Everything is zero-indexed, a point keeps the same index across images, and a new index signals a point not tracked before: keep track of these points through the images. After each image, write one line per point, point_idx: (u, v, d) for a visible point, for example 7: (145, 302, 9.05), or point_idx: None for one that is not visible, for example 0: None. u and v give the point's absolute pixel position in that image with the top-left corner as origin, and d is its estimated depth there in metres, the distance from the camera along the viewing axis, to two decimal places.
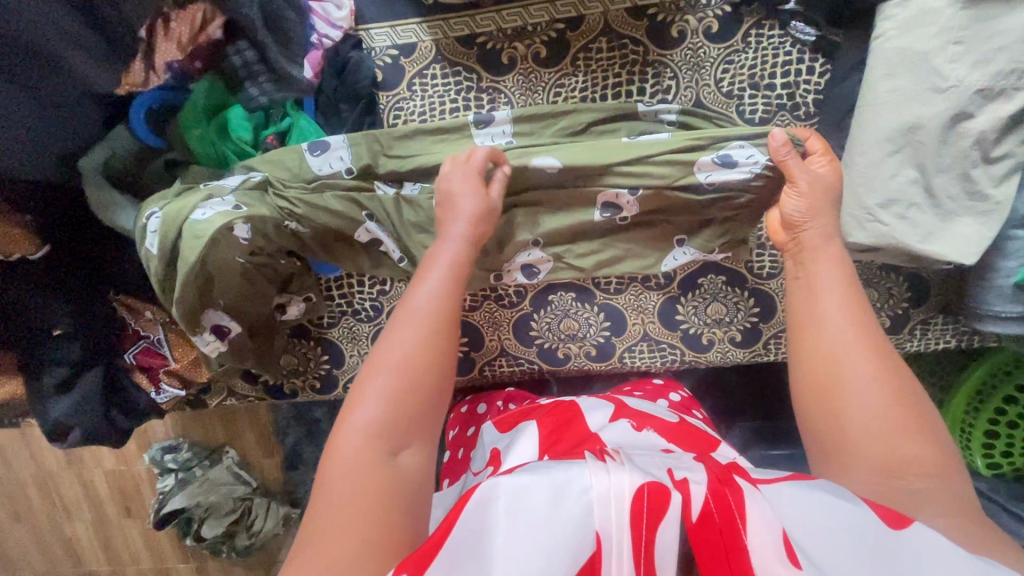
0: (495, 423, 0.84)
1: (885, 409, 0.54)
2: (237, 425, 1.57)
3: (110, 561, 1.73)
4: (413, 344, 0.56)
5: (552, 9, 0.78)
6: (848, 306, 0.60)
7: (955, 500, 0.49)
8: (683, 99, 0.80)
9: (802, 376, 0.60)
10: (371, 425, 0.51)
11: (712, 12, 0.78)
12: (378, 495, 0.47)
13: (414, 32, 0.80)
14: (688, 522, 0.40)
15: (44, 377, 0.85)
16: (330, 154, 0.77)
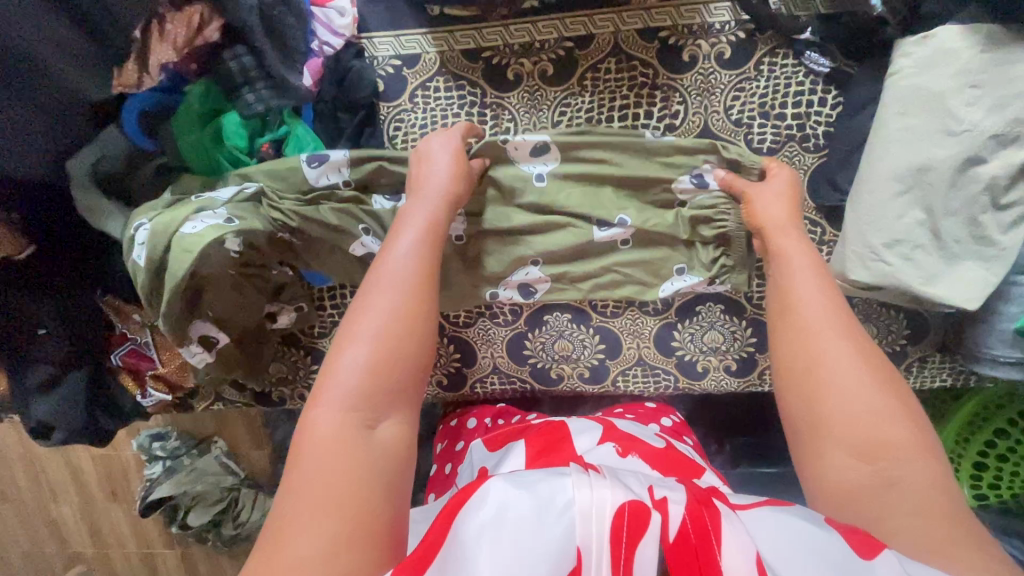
0: (483, 441, 0.83)
1: (862, 398, 0.52)
2: (226, 419, 1.56)
3: (96, 545, 1.73)
4: (394, 312, 0.55)
5: (561, 26, 0.76)
6: (824, 290, 0.60)
7: (943, 488, 0.46)
8: (691, 125, 0.78)
9: (781, 362, 0.59)
10: (349, 392, 0.50)
11: (726, 37, 0.75)
12: (355, 469, 0.45)
13: (419, 43, 0.78)
14: (667, 541, 0.39)
15: (27, 376, 0.83)
16: (328, 166, 0.75)
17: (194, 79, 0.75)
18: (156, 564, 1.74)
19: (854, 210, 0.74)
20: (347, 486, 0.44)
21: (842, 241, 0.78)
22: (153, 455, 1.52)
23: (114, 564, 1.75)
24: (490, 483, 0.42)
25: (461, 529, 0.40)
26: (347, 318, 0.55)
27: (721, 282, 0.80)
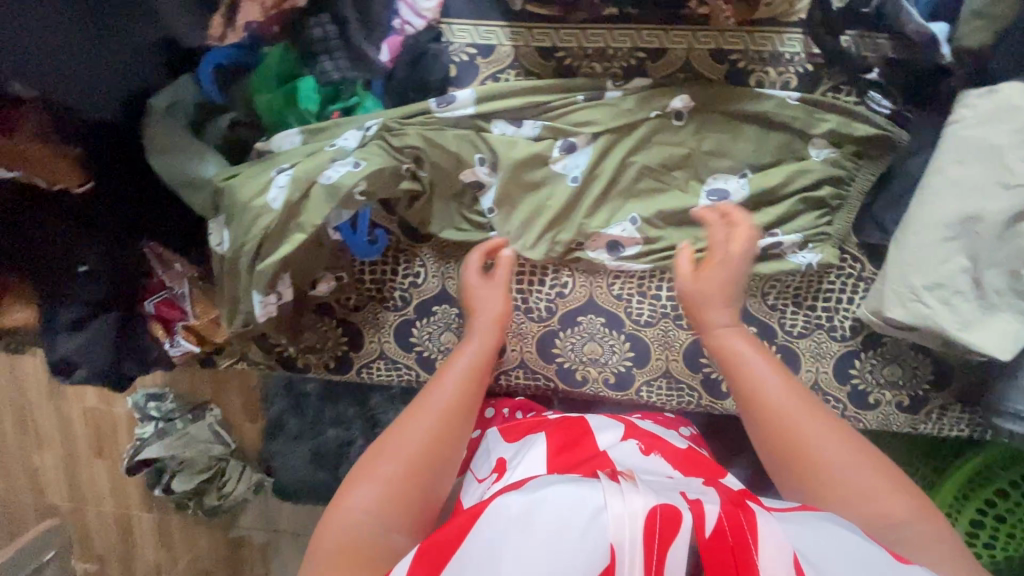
0: (500, 430, 0.82)
1: (859, 489, 0.57)
2: (227, 385, 1.54)
3: (72, 503, 1.70)
4: (458, 392, 0.68)
5: (637, 37, 0.78)
6: (788, 377, 0.66)
7: (946, 541, 0.54)
8: (746, 146, 0.79)
9: (767, 442, 0.63)
10: (405, 447, 0.61)
11: (794, 68, 0.78)
12: (410, 488, 0.59)
13: (496, 34, 0.79)
14: (702, 539, 0.44)
15: (60, 314, 0.86)
16: (455, 108, 0.78)
17: (273, 41, 0.76)
18: (130, 528, 1.70)
19: (897, 249, 0.75)
20: (397, 506, 0.57)
21: (881, 278, 0.79)
22: (147, 414, 1.50)
23: (85, 524, 1.71)
24: (515, 494, 0.47)
25: (484, 535, 0.45)
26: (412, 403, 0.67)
27: (812, 248, 0.81)
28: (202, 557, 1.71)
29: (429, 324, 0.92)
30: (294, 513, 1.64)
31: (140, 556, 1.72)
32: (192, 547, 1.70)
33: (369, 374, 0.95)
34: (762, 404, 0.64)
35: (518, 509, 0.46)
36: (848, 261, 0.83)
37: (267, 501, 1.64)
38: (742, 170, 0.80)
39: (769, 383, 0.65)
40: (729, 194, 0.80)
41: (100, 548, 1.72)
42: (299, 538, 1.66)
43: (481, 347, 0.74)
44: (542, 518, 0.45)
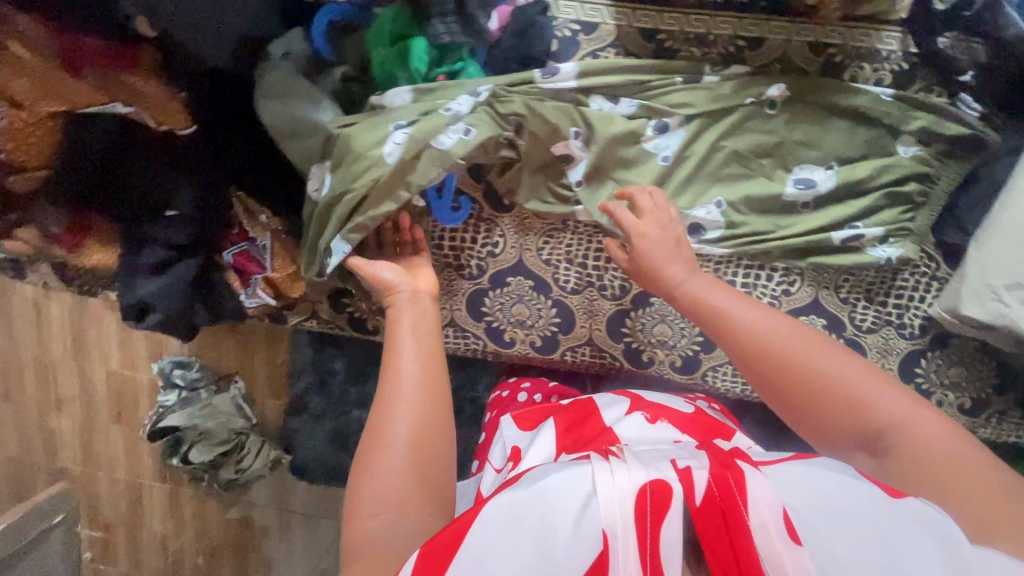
0: (514, 419, 0.84)
1: (835, 387, 0.59)
2: (251, 359, 1.48)
3: (82, 469, 1.61)
4: (420, 370, 0.67)
5: (738, 25, 0.80)
6: (766, 309, 0.66)
7: (952, 434, 0.55)
8: (835, 138, 0.81)
9: (752, 367, 0.64)
10: (387, 443, 0.61)
11: (890, 65, 0.80)
12: (408, 482, 0.58)
13: (600, 12, 0.81)
14: (693, 506, 0.46)
15: (141, 256, 0.88)
16: (557, 80, 0.80)
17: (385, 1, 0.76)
18: (139, 499, 1.61)
19: (979, 249, 0.77)
20: (401, 507, 0.57)
21: (958, 278, 0.81)
22: (171, 381, 1.45)
23: (96, 492, 1.62)
24: (506, 491, 0.49)
25: (479, 534, 0.46)
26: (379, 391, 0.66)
27: (892, 243, 0.83)
28: (210, 536, 1.61)
29: (502, 295, 0.94)
30: (308, 494, 1.55)
31: (147, 528, 1.63)
32: (201, 525, 1.60)
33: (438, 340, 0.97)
34: (732, 339, 0.66)
35: (511, 504, 0.48)
36: (923, 259, 0.85)
37: (282, 480, 1.56)
38: (829, 162, 0.82)
39: (739, 316, 0.66)
40: (816, 184, 0.82)
41: (108, 517, 1.63)
42: (312, 519, 1.57)
43: (419, 320, 0.74)
44: (532, 511, 0.47)
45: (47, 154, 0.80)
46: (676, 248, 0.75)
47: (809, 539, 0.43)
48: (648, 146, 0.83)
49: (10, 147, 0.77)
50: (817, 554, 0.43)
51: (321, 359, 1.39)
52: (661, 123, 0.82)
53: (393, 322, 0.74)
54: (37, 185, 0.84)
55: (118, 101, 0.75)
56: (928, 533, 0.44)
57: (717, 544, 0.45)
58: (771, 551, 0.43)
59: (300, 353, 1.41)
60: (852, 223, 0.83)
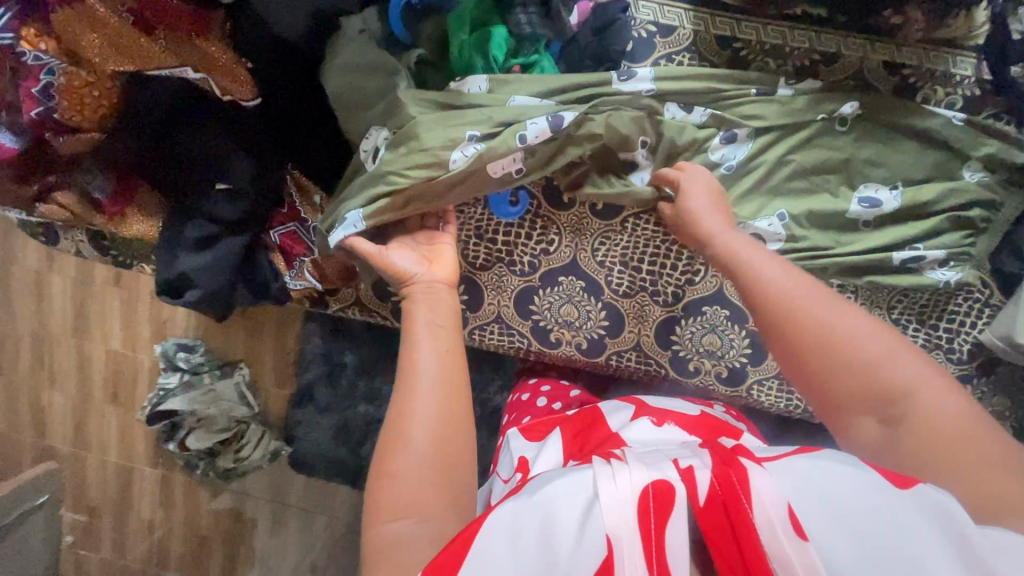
0: (521, 430, 0.81)
1: (852, 348, 0.54)
2: (262, 346, 1.40)
3: (71, 449, 1.50)
4: (439, 372, 0.65)
5: (815, 39, 0.82)
6: (787, 265, 0.64)
7: (979, 426, 0.49)
8: (902, 158, 0.82)
9: (766, 315, 0.60)
10: (406, 446, 0.59)
11: (963, 90, 0.81)
12: (428, 488, 0.56)
13: (679, 17, 0.83)
14: (697, 506, 0.44)
15: (185, 231, 0.84)
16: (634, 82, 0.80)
17: None
18: (129, 484, 1.49)
19: None
20: (418, 513, 0.54)
21: (1014, 304, 0.81)
22: (173, 364, 1.37)
23: (84, 475, 1.50)
24: (509, 501, 0.47)
25: (483, 547, 0.44)
26: (397, 389, 0.64)
27: (951, 267, 0.83)
28: (201, 530, 1.49)
29: (552, 293, 0.92)
30: (306, 489, 1.45)
31: (134, 515, 1.51)
32: (192, 517, 1.49)
33: (480, 335, 0.94)
34: (747, 287, 0.64)
35: (512, 515, 0.46)
36: (978, 285, 0.85)
37: (282, 473, 1.45)
38: (894, 182, 0.82)
39: (762, 268, 0.64)
40: (881, 203, 0.82)
41: (93, 501, 1.51)
42: (308, 516, 1.46)
43: (435, 319, 0.70)
44: (531, 519, 0.45)
45: (99, 116, 0.77)
46: (710, 213, 0.73)
47: (814, 533, 0.40)
48: (714, 157, 0.82)
49: (65, 105, 0.74)
50: (822, 550, 0.40)
51: (334, 351, 1.31)
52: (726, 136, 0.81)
53: (407, 316, 0.71)
54: (83, 148, 0.80)
55: (187, 67, 0.73)
56: (935, 524, 0.40)
57: (723, 543, 0.42)
58: (775, 549, 0.40)
59: (312, 342, 1.32)
60: (912, 243, 0.83)
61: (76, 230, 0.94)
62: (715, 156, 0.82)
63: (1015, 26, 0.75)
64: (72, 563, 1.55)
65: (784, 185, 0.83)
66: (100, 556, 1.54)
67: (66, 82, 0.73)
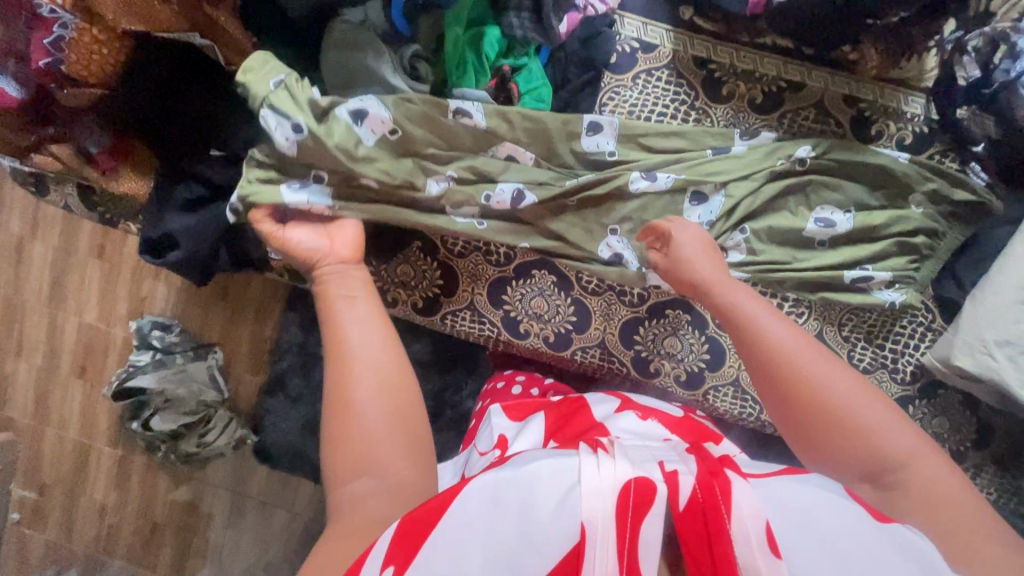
0: (503, 407, 0.85)
1: (852, 416, 0.59)
2: (238, 332, 1.40)
3: (31, 422, 1.47)
4: (374, 337, 0.67)
5: (783, 68, 0.89)
6: (787, 324, 0.67)
7: (956, 490, 0.55)
8: (857, 184, 0.88)
9: (765, 376, 0.64)
10: (354, 412, 0.61)
11: (913, 126, 0.89)
12: (379, 448, 0.59)
13: (661, 36, 0.90)
14: (676, 510, 0.46)
15: (174, 194, 0.88)
16: (600, 136, 0.86)
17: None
18: (86, 463, 1.46)
19: (974, 305, 0.83)
20: (376, 471, 0.58)
21: (952, 330, 0.86)
22: (147, 342, 1.36)
23: (41, 450, 1.47)
24: (490, 474, 0.49)
25: (459, 515, 0.47)
26: (330, 360, 0.65)
27: (897, 288, 0.88)
28: (155, 516, 1.45)
29: (524, 286, 0.96)
30: (268, 479, 1.43)
31: (87, 496, 1.47)
32: (147, 502, 1.45)
33: (452, 321, 0.97)
34: (753, 347, 0.66)
35: (493, 487, 0.48)
36: (922, 308, 0.91)
37: (245, 461, 1.43)
38: (848, 207, 0.88)
39: (769, 330, 0.66)
40: (835, 224, 0.88)
41: (47, 478, 1.47)
42: (266, 508, 1.44)
43: (344, 289, 0.72)
44: (512, 497, 0.47)
45: (105, 74, 0.80)
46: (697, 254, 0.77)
47: (789, 552, 0.43)
48: (690, 220, 0.88)
49: (73, 58, 0.77)
50: (795, 568, 0.42)
51: (311, 341, 1.34)
52: (697, 194, 0.87)
53: (320, 294, 0.71)
54: (84, 103, 0.83)
55: (195, 33, 0.77)
56: (907, 559, 0.45)
57: (697, 551, 0.44)
58: (749, 563, 0.42)
59: (289, 332, 1.34)
60: (862, 264, 0.88)
61: (66, 183, 0.97)
62: (690, 217, 0.87)
63: (960, 73, 0.83)
64: (17, 543, 1.50)
65: (754, 199, 0.87)
66: (46, 537, 1.49)
67: (76, 36, 0.76)
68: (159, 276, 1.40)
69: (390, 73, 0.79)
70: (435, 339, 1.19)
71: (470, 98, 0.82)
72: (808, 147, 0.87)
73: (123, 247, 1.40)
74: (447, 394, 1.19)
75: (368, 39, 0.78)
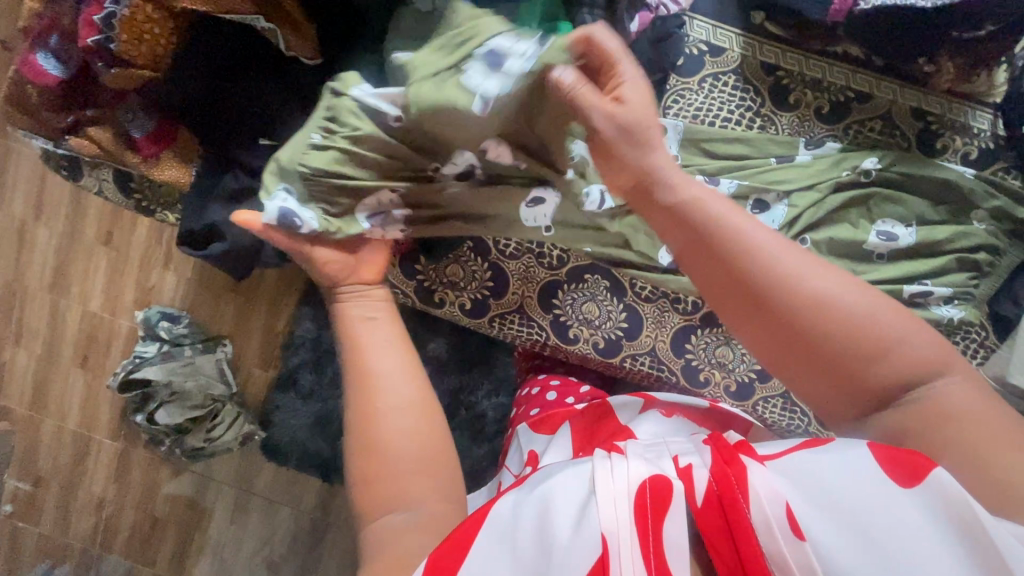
0: (531, 424, 0.82)
1: (868, 337, 0.54)
2: (256, 326, 1.35)
3: (27, 412, 1.40)
4: (397, 367, 0.66)
5: (850, 78, 0.89)
6: (774, 239, 0.58)
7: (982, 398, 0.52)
8: (919, 198, 0.87)
9: (769, 311, 0.56)
10: (384, 447, 0.61)
11: (979, 141, 0.88)
12: (407, 484, 0.59)
13: (730, 40, 0.89)
14: (695, 505, 0.47)
15: (217, 184, 0.84)
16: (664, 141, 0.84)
17: None
18: (84, 456, 1.40)
19: None
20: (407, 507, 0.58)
21: (1009, 348, 0.85)
22: (154, 333, 1.32)
23: (37, 441, 1.41)
24: (512, 492, 0.52)
25: (489, 532, 0.49)
26: (353, 392, 0.65)
27: (955, 305, 0.87)
28: (155, 512, 1.40)
29: (576, 290, 0.94)
30: (275, 479, 1.38)
31: (84, 490, 1.41)
32: (148, 497, 1.40)
33: (500, 324, 0.95)
34: (754, 274, 0.57)
35: (515, 501, 0.51)
36: (977, 325, 0.89)
37: (251, 460, 1.38)
38: (909, 220, 0.87)
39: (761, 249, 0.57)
40: (897, 238, 0.86)
41: (42, 470, 1.41)
42: (271, 506, 1.38)
43: (367, 313, 0.70)
44: (533, 507, 0.49)
45: (155, 57, 0.76)
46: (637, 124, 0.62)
47: (812, 531, 0.43)
48: None
49: (124, 37, 0.72)
50: (823, 549, 0.42)
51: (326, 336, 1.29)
52: (760, 201, 0.85)
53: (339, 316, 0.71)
54: (128, 84, 0.78)
55: (259, 17, 0.72)
56: (930, 519, 0.42)
57: (720, 542, 0.45)
58: (774, 549, 0.43)
59: (302, 326, 1.30)
60: (920, 279, 0.87)
61: (100, 166, 0.92)
62: None
63: None
64: (7, 537, 1.43)
65: (819, 209, 0.85)
66: (38, 531, 1.43)
67: (128, 15, 0.71)
68: (170, 266, 1.35)
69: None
70: (453, 338, 1.16)
71: None
72: (874, 158, 0.86)
73: (133, 234, 1.34)
74: (464, 394, 1.16)
75: (441, 29, 0.74)
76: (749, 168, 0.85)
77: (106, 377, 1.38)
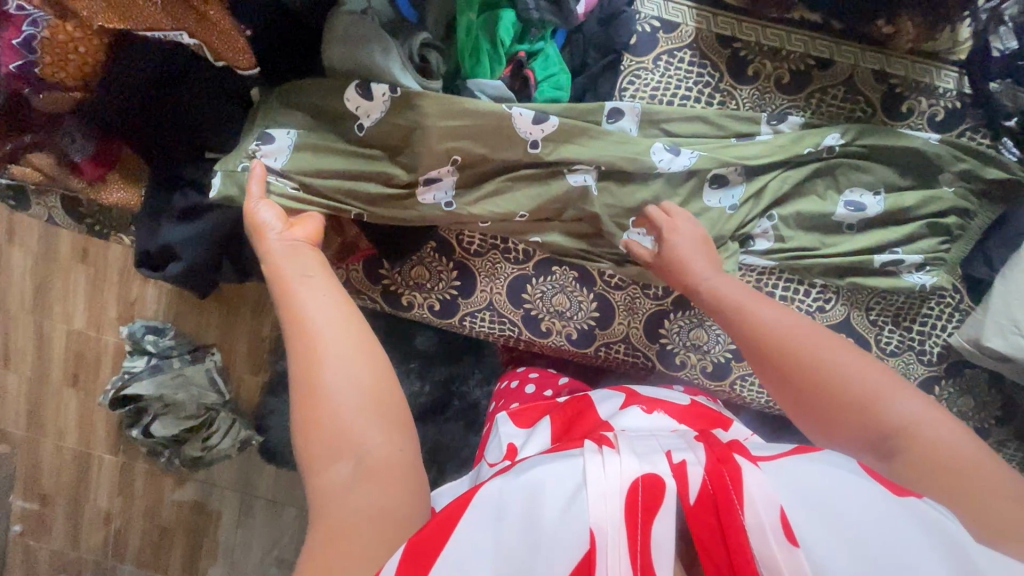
0: (510, 414, 0.80)
1: (853, 385, 0.55)
2: (237, 333, 1.34)
3: (26, 432, 1.41)
4: (332, 313, 0.59)
5: (810, 45, 0.87)
6: (779, 305, 0.65)
7: (979, 456, 0.49)
8: (888, 167, 0.85)
9: (766, 353, 0.61)
10: (322, 390, 0.53)
11: (945, 102, 0.87)
12: (383, 415, 0.53)
13: (683, 15, 0.87)
14: (686, 504, 0.43)
15: (171, 202, 0.82)
16: (623, 120, 0.82)
17: None
18: (87, 472, 1.41)
19: (1005, 283, 0.81)
20: (340, 455, 0.50)
21: (981, 308, 0.84)
22: (141, 347, 1.30)
23: (39, 460, 1.41)
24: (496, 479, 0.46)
25: (468, 530, 0.43)
26: (294, 349, 0.56)
27: (927, 271, 0.86)
28: (162, 520, 1.41)
29: (545, 283, 0.92)
30: (273, 480, 1.39)
31: (91, 503, 1.42)
32: (153, 507, 1.41)
33: (472, 323, 0.93)
34: (754, 321, 0.64)
35: (497, 494, 0.45)
36: (950, 289, 0.89)
37: (250, 463, 1.39)
38: (878, 189, 0.85)
39: (758, 311, 0.64)
40: (865, 208, 0.84)
41: (47, 489, 1.42)
42: (276, 507, 1.39)
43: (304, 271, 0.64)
44: (519, 499, 0.44)
45: (84, 76, 0.74)
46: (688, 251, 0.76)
47: (807, 539, 0.39)
48: (712, 206, 0.83)
49: (47, 61, 0.71)
50: (816, 558, 0.38)
51: None
52: (718, 175, 0.83)
53: (272, 276, 0.64)
54: (64, 108, 0.77)
55: (181, 32, 0.69)
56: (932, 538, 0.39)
57: (711, 545, 0.41)
58: (766, 555, 0.38)
59: None
60: (891, 247, 0.85)
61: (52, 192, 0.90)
62: (711, 204, 0.84)
63: (994, 45, 0.80)
64: (21, 554, 1.45)
65: (783, 183, 0.84)
66: (50, 547, 1.44)
67: (49, 37, 0.70)
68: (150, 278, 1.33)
69: (400, 71, 0.74)
70: (441, 331, 1.14)
71: (488, 89, 0.78)
72: (832, 128, 0.84)
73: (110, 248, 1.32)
74: (453, 386, 1.14)
75: (374, 33, 0.73)
76: (710, 142, 0.83)
77: (98, 394, 1.38)
